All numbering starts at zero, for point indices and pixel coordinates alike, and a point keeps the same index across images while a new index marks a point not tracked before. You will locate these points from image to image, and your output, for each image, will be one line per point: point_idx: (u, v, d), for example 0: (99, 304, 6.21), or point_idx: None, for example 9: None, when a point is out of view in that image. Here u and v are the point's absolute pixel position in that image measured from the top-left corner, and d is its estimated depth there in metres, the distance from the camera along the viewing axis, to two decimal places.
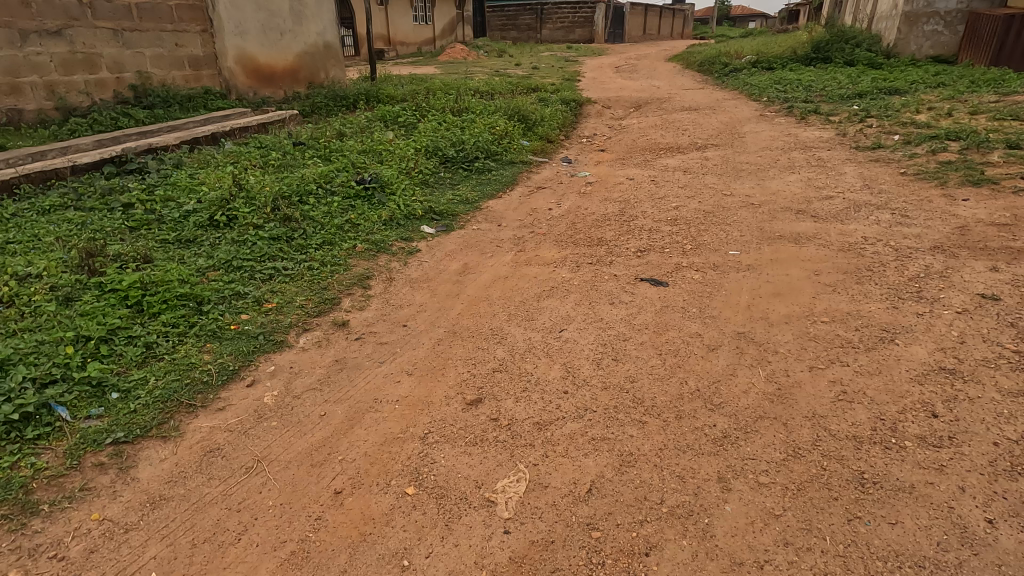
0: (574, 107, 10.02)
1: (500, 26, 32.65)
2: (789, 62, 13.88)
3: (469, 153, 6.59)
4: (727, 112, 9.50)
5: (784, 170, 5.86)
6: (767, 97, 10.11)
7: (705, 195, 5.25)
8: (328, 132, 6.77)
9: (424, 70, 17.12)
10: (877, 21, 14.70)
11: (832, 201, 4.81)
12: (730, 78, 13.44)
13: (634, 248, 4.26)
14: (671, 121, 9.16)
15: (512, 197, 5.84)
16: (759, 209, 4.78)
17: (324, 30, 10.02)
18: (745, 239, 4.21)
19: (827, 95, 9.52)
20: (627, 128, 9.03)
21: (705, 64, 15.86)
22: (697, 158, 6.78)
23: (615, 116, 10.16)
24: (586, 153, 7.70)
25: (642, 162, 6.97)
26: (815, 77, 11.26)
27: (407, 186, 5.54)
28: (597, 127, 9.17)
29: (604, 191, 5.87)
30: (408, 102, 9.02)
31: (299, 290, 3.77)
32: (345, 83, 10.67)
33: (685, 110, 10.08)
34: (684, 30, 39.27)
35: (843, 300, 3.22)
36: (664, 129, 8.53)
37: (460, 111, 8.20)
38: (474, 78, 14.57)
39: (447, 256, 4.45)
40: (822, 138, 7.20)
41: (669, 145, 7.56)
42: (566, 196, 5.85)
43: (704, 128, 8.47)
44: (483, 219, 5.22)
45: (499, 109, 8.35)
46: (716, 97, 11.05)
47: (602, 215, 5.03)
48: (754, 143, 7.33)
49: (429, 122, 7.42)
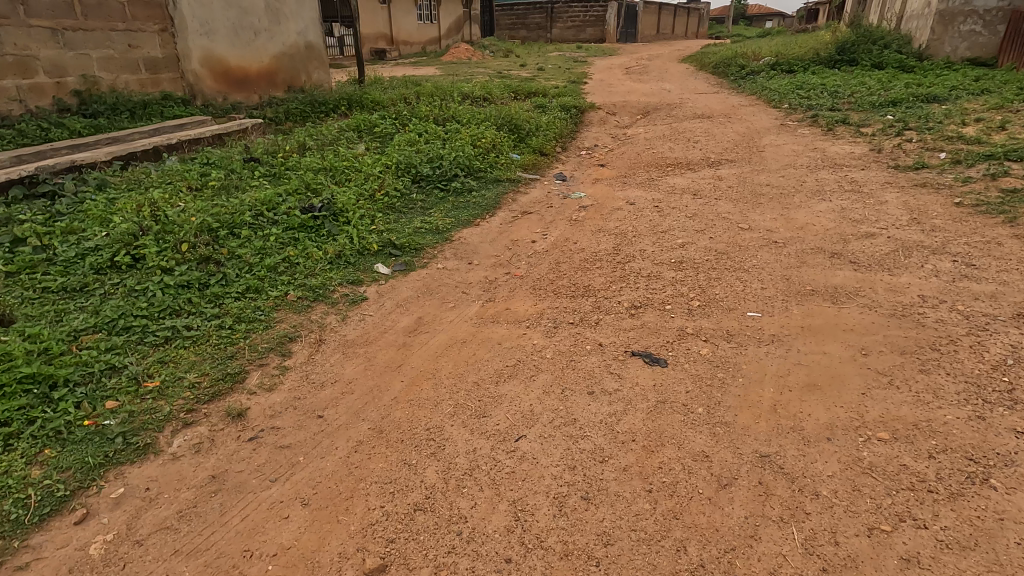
0: (575, 113, 9.19)
1: (509, 24, 31.79)
2: (811, 65, 12.94)
3: (447, 170, 5.78)
4: (743, 121, 8.61)
5: (811, 195, 5.00)
6: (788, 104, 9.21)
7: (716, 227, 4.41)
8: (288, 145, 5.99)
9: (423, 71, 16.40)
10: (907, 20, 13.66)
11: (873, 239, 3.95)
12: (747, 81, 12.51)
13: (627, 304, 3.43)
14: (681, 130, 8.28)
15: (492, 225, 5.02)
16: (783, 249, 3.93)
17: (305, 29, 9.29)
18: (766, 294, 3.36)
19: (855, 102, 8.60)
20: (632, 139, 8.19)
21: (721, 65, 14.90)
22: (708, 177, 5.93)
23: (620, 124, 9.31)
24: (584, 168, 6.85)
25: (645, 180, 6.13)
26: (841, 82, 10.32)
27: (366, 213, 4.74)
28: (599, 137, 8.33)
29: (599, 218, 5.03)
30: (392, 108, 8.24)
31: (197, 360, 2.97)
32: (328, 86, 9.93)
33: (697, 117, 9.21)
34: (699, 30, 38.19)
35: (905, 401, 2.36)
36: (673, 141, 7.67)
37: (445, 120, 7.38)
38: (475, 80, 13.79)
39: (398, 308, 3.63)
40: (853, 154, 6.31)
41: (678, 160, 6.70)
42: (555, 225, 5.03)
43: (719, 139, 7.60)
44: (453, 254, 4.41)
45: (488, 118, 7.53)
46: (731, 104, 10.17)
47: (593, 253, 4.20)
48: (774, 159, 6.46)
49: (407, 134, 6.63)
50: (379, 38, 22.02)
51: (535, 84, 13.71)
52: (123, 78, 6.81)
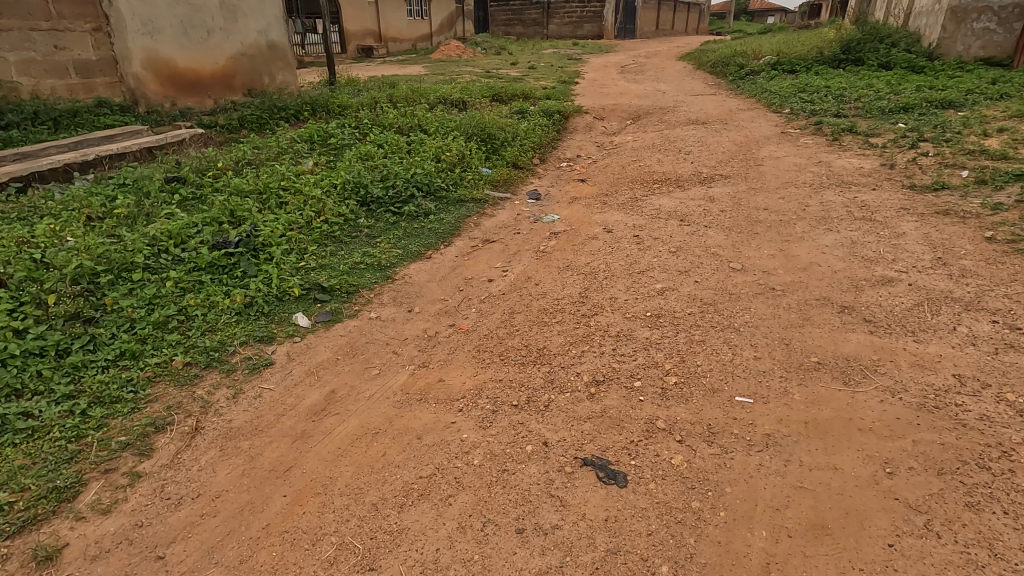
0: (560, 119, 8.49)
1: (505, 20, 30.98)
2: (814, 65, 12.23)
3: (402, 191, 5.10)
4: (740, 128, 7.93)
5: (815, 224, 4.33)
6: (790, 110, 8.52)
7: (703, 265, 3.74)
8: (225, 160, 5.31)
9: (408, 70, 15.72)
10: (916, 17, 12.94)
11: (890, 288, 3.27)
12: (747, 82, 11.80)
13: (587, 378, 2.75)
14: (673, 139, 7.59)
15: (445, 257, 4.35)
16: (781, 299, 3.26)
17: (267, 27, 8.60)
18: (760, 367, 2.68)
19: (862, 108, 7.90)
20: (619, 148, 7.50)
21: (719, 65, 14.16)
22: (698, 198, 5.26)
23: (608, 131, 8.62)
24: (562, 184, 6.17)
25: (628, 200, 5.45)
26: (847, 84, 9.61)
27: (296, 248, 4.07)
28: (584, 146, 7.64)
29: (569, 250, 4.35)
30: (356, 114, 7.54)
31: (21, 463, 2.30)
32: (296, 88, 9.25)
33: (691, 124, 8.53)
34: (699, 26, 37.40)
35: (949, 564, 1.70)
36: (663, 151, 6.98)
37: (410, 129, 6.68)
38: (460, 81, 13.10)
39: (309, 377, 2.96)
40: (861, 170, 5.63)
41: (666, 175, 6.03)
42: (519, 258, 4.35)
43: (713, 150, 6.92)
44: (392, 297, 3.73)
45: (458, 126, 6.83)
46: (729, 108, 9.48)
47: (556, 299, 3.53)
48: (773, 175, 5.78)
49: (363, 146, 5.94)
50: (367, 35, 21.27)
51: (523, 85, 13.01)
52: (48, 83, 6.33)
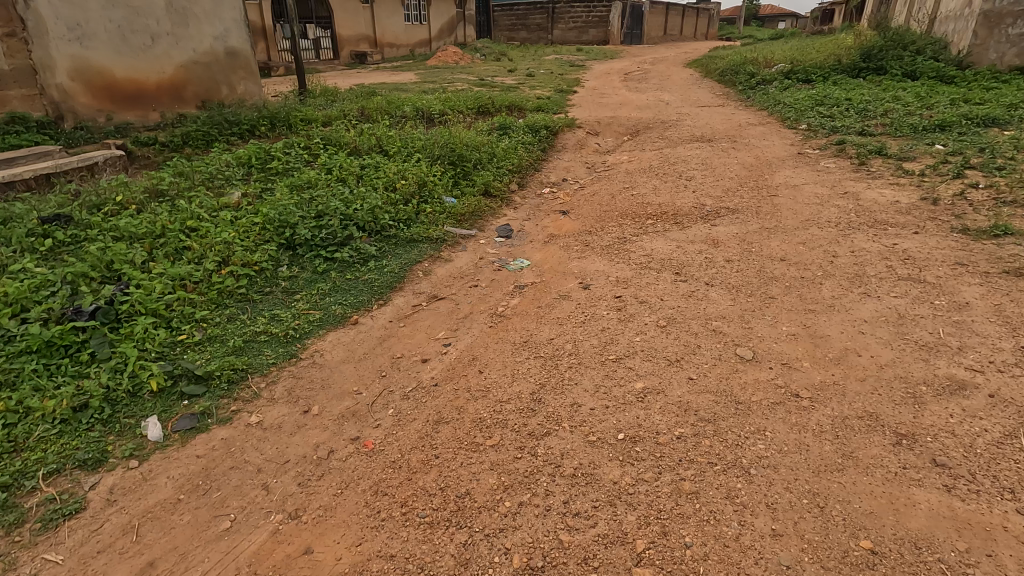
0: (548, 134, 7.60)
1: (509, 26, 30.23)
2: (832, 73, 11.29)
3: (338, 231, 4.21)
4: (751, 148, 6.99)
5: (846, 284, 3.39)
6: (807, 126, 7.58)
7: (700, 350, 2.81)
8: (130, 191, 4.44)
9: (399, 78, 14.92)
10: (943, 22, 11.97)
11: (961, 401, 2.33)
12: (758, 93, 10.85)
13: (518, 560, 1.83)
14: (674, 160, 6.67)
15: (376, 323, 3.45)
16: (806, 414, 2.33)
17: (226, 32, 7.82)
18: (779, 556, 1.76)
19: (891, 126, 6.95)
20: (612, 170, 6.61)
21: (729, 73, 13.23)
22: (699, 240, 4.34)
23: (603, 148, 7.71)
24: (540, 218, 5.27)
25: (615, 241, 4.53)
26: (870, 96, 8.65)
27: (179, 315, 3.19)
28: (572, 167, 6.75)
29: (532, 315, 3.44)
30: (314, 130, 6.69)
31: None
32: (260, 99, 8.46)
33: (695, 142, 7.60)
34: (709, 31, 36.48)
35: None
36: (662, 175, 6.07)
37: (368, 151, 5.80)
38: (451, 91, 12.25)
39: (126, 536, 2.06)
40: (897, 206, 4.70)
41: (662, 208, 5.11)
42: (469, 324, 3.44)
43: (719, 174, 6.00)
44: (288, 389, 2.83)
45: (424, 146, 5.95)
46: (739, 122, 8.56)
47: (499, 399, 2.61)
48: (790, 210, 4.85)
49: (305, 173, 5.07)
50: (361, 40, 20.52)
51: (517, 95, 12.13)
52: None
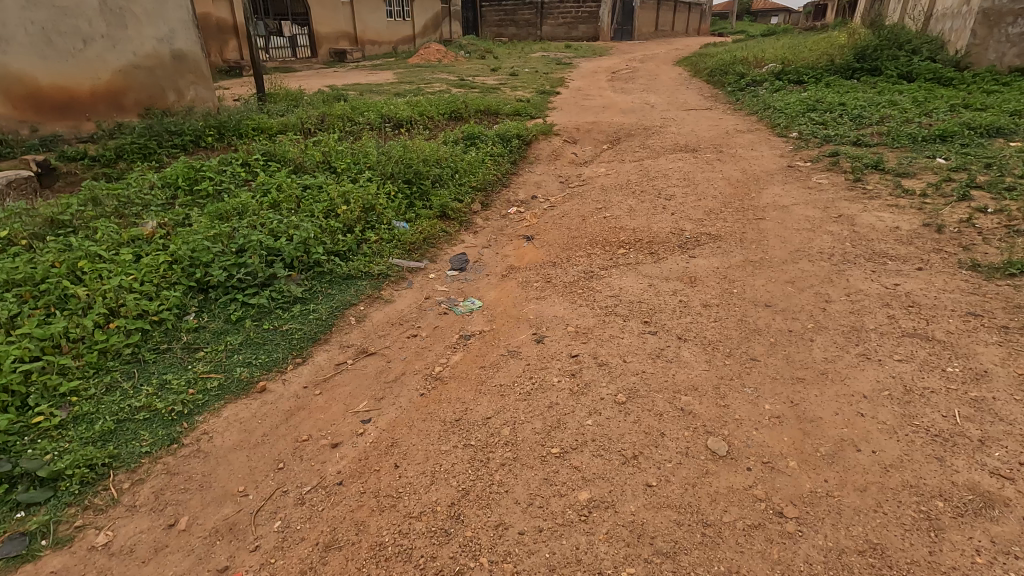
0: (520, 144, 7.05)
1: (497, 22, 29.59)
2: (825, 74, 10.79)
3: (259, 269, 3.67)
4: (737, 160, 6.48)
5: (841, 341, 2.88)
6: (798, 135, 7.08)
7: (663, 440, 2.30)
8: (23, 222, 3.88)
9: (376, 79, 14.34)
10: (940, 19, 11.48)
11: (989, 528, 1.82)
12: (747, 96, 10.33)
13: None
14: (653, 174, 6.16)
15: (287, 390, 2.91)
16: (791, 546, 1.82)
17: (171, 33, 7.22)
18: None
19: (887, 135, 6.46)
20: (586, 185, 6.09)
21: (718, 73, 12.69)
22: (674, 277, 3.82)
23: (580, 159, 7.17)
24: (502, 245, 4.74)
25: (581, 276, 4.00)
26: (865, 101, 8.15)
27: (39, 389, 2.66)
28: (544, 182, 6.23)
29: (473, 379, 2.91)
30: (261, 142, 6.13)
31: None
32: (213, 105, 7.87)
33: (678, 152, 7.08)
34: (701, 26, 35.94)
35: None
36: (639, 193, 5.55)
37: (314, 169, 5.24)
38: (427, 93, 11.67)
39: None
40: (897, 233, 4.20)
41: (636, 233, 4.59)
42: (397, 391, 2.91)
43: (702, 192, 5.48)
44: (156, 492, 2.30)
45: (377, 162, 5.39)
46: (726, 129, 8.06)
47: (408, 514, 2.08)
48: (778, 237, 4.35)
49: (236, 199, 4.52)
50: (341, 37, 19.85)
51: (496, 97, 11.56)
52: None
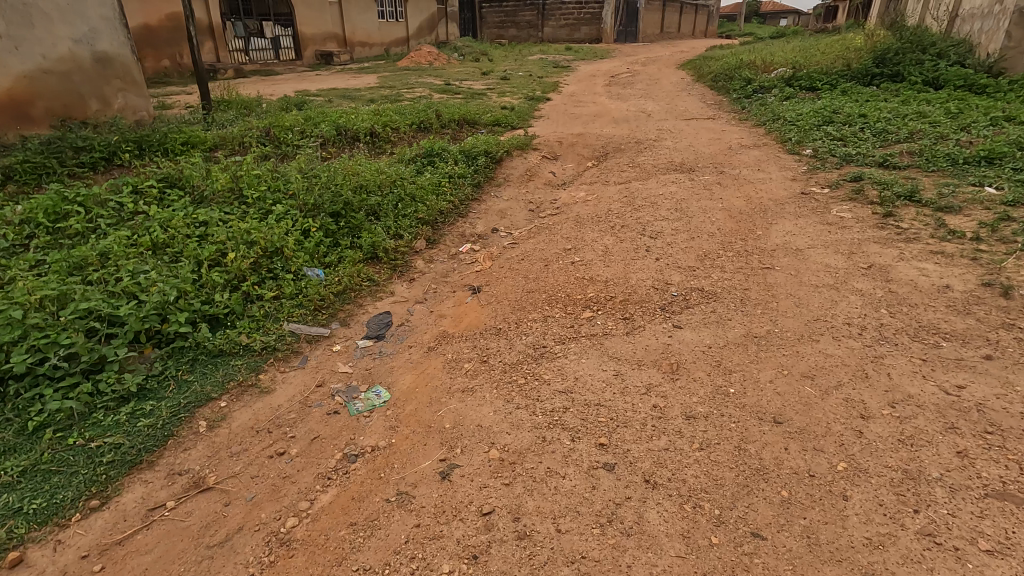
0: (488, 162, 6.08)
1: (498, 23, 28.63)
2: (841, 80, 9.77)
3: (84, 350, 2.71)
4: (740, 184, 5.49)
5: (890, 503, 1.89)
6: (812, 155, 6.09)
7: None
8: None
9: (356, 84, 13.43)
10: (966, 20, 10.47)
11: None
12: (755, 104, 9.32)
13: None
14: (640, 202, 5.18)
15: (54, 564, 1.95)
16: None
17: (92, 34, 6.32)
18: None
19: (920, 157, 5.46)
20: (560, 215, 5.12)
21: (722, 79, 11.67)
22: (650, 360, 2.85)
23: (559, 179, 6.19)
24: (440, 299, 3.77)
25: (529, 354, 3.03)
26: (889, 111, 7.13)
27: None
28: (511, 210, 5.27)
29: (331, 551, 1.95)
30: (177, 163, 5.20)
31: None
32: (146, 115, 6.98)
33: (672, 172, 6.08)
34: (708, 27, 34.86)
35: None
36: (619, 226, 4.57)
37: (220, 200, 4.29)
38: (404, 100, 10.73)
39: None
40: (947, 297, 3.21)
41: (609, 288, 3.61)
42: (216, 568, 1.94)
43: (696, 227, 4.49)
44: None
45: (299, 190, 4.43)
46: (730, 144, 7.05)
47: None
48: (790, 299, 3.35)
49: (101, 243, 3.58)
50: (328, 38, 18.96)
51: (478, 104, 10.59)
52: None
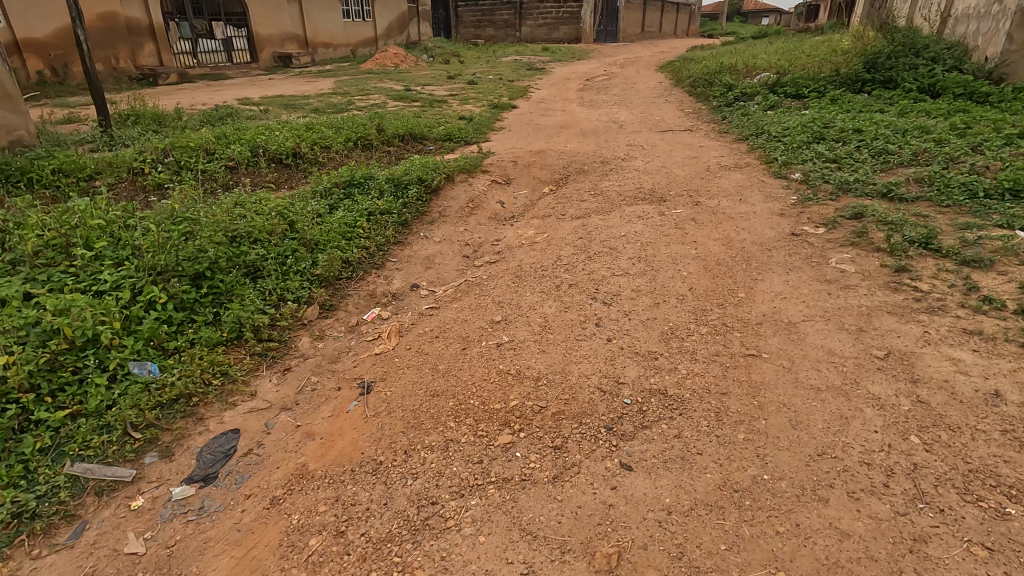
0: (422, 192, 5.12)
1: (474, 23, 27.59)
2: (829, 86, 8.96)
3: None
4: (718, 221, 4.59)
5: None
6: (802, 182, 5.22)
7: None
8: None
9: (308, 90, 12.37)
10: (960, 21, 9.71)
11: None
12: (736, 114, 8.46)
13: None
14: (598, 244, 4.25)
15: None
16: None
17: None
18: None
19: (929, 187, 4.61)
20: (499, 264, 4.18)
21: (702, 84, 10.79)
22: (580, 541, 1.91)
23: (507, 212, 5.24)
24: (316, 404, 2.80)
25: (408, 519, 2.07)
26: (887, 126, 6.29)
27: None
28: (441, 257, 4.31)
29: None
30: (20, 201, 4.15)
31: None
32: (26, 134, 5.91)
33: (640, 202, 5.16)
34: (689, 27, 34.21)
35: None
36: (567, 284, 3.63)
37: (39, 257, 3.24)
38: (354, 110, 9.72)
39: None
40: (999, 414, 2.31)
41: (540, 391, 2.66)
42: None
43: (662, 285, 3.56)
44: None
45: (152, 245, 3.40)
46: (708, 164, 6.16)
47: None
48: (783, 412, 2.43)
49: None
50: (287, 39, 17.84)
51: (435, 114, 9.61)
52: None
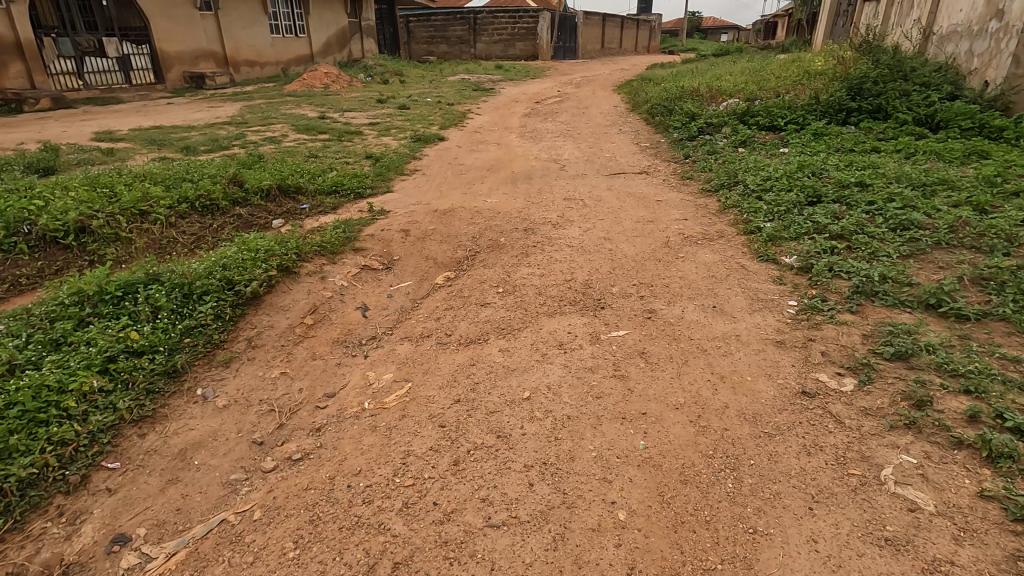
0: (228, 304, 3.28)
1: (427, 38, 25.31)
2: (808, 117, 7.52)
3: None
4: (682, 356, 2.88)
5: None
6: (800, 275, 3.59)
7: None
8: None
9: (200, 119, 10.42)
10: (948, 39, 8.43)
11: None
12: (700, 152, 6.91)
13: None
14: (481, 419, 2.49)
15: None
16: None
17: None
18: None
19: (997, 294, 3.02)
20: (303, 465, 2.37)
21: (660, 111, 9.27)
22: None
23: (367, 328, 3.46)
24: None
25: None
26: (898, 178, 4.76)
27: None
28: (212, 449, 2.48)
29: None
30: None
31: None
32: None
33: (566, 311, 3.44)
34: (649, 43, 33.38)
35: None
36: (392, 558, 1.85)
37: None
38: (236, 148, 7.85)
39: None
40: None
41: None
42: None
43: (575, 564, 1.81)
44: None
45: None
46: (666, 234, 4.51)
47: None
48: None
49: None
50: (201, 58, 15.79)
51: (339, 152, 7.82)
52: None
